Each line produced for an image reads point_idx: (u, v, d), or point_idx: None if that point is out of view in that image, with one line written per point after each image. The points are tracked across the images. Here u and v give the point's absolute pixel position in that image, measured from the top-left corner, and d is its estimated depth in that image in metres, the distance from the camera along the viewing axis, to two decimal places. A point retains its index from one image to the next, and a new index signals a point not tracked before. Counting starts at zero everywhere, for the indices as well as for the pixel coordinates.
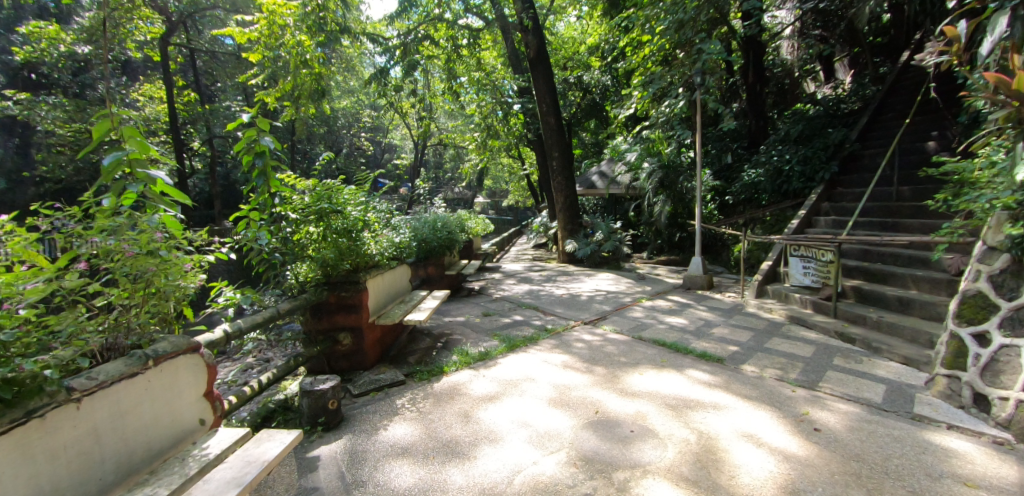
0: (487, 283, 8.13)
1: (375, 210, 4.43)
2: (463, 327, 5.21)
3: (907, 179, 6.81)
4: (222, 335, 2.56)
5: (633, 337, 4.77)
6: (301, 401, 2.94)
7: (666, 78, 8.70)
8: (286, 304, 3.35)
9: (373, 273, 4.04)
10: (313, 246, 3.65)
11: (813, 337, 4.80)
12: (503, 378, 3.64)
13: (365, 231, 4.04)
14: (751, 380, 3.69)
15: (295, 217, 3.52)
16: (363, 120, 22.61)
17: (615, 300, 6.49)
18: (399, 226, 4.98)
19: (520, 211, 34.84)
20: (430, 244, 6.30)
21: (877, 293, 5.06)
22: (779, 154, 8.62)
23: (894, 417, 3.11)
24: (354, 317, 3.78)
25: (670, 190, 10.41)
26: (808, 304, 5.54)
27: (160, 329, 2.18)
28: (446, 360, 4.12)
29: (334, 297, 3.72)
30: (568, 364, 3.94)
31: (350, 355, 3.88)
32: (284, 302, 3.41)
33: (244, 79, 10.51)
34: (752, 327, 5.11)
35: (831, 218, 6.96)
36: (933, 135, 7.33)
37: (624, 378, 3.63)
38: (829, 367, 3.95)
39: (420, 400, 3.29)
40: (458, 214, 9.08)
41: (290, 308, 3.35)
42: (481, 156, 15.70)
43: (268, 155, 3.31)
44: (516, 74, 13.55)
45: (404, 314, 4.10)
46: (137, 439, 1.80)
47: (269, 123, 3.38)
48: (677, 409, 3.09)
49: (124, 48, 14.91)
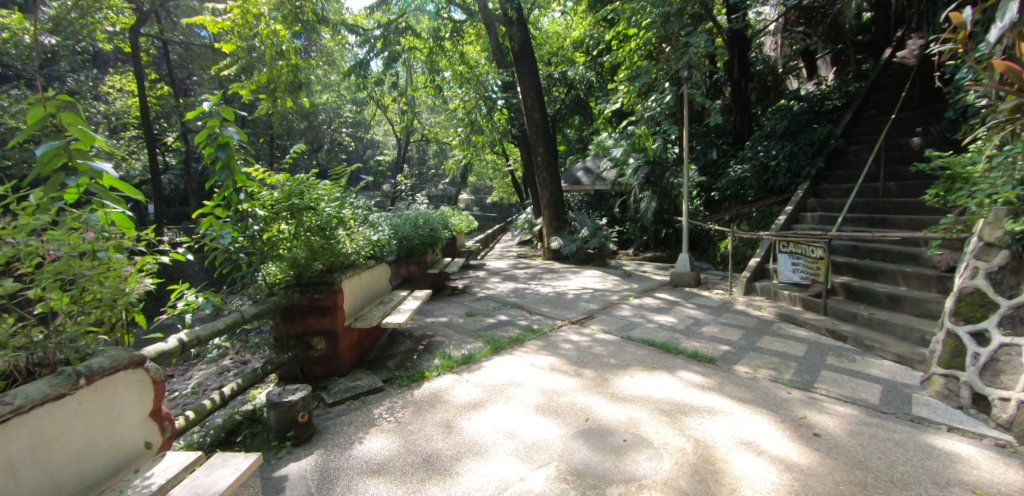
0: (471, 281, 7.93)
1: (352, 206, 4.19)
2: (446, 329, 4.99)
3: (893, 175, 6.79)
4: (176, 345, 2.32)
5: (622, 337, 4.62)
6: (268, 414, 2.72)
7: (652, 72, 8.55)
8: (253, 307, 3.11)
9: (350, 273, 3.80)
10: (283, 244, 3.42)
11: (804, 335, 4.71)
12: (487, 383, 3.45)
13: (340, 229, 3.80)
14: (744, 381, 3.56)
15: (262, 214, 3.31)
16: (345, 116, 22.16)
17: (602, 298, 6.34)
18: (378, 223, 4.75)
19: (505, 208, 34.62)
20: (411, 242, 6.07)
21: (867, 290, 5.00)
22: (766, 150, 8.56)
23: (893, 419, 3.01)
24: (329, 321, 3.55)
25: (656, 186, 10.30)
26: (797, 302, 5.45)
27: (105, 338, 1.99)
28: (427, 364, 3.90)
29: (307, 300, 3.48)
30: (555, 367, 3.77)
31: (324, 361, 3.64)
32: (251, 305, 3.16)
33: (216, 71, 10.05)
34: (742, 326, 5.00)
35: (818, 214, 6.91)
36: (918, 131, 7.32)
37: (614, 381, 3.47)
38: (823, 367, 3.85)
39: (399, 409, 3.07)
40: (441, 211, 8.86)
41: (257, 312, 3.10)
42: (465, 152, 15.45)
43: (231, 147, 3.10)
44: (499, 69, 13.32)
45: (383, 316, 3.88)
46: (66, 470, 1.59)
47: (235, 112, 3.16)
48: (671, 414, 2.94)
49: (92, 39, 14.29)
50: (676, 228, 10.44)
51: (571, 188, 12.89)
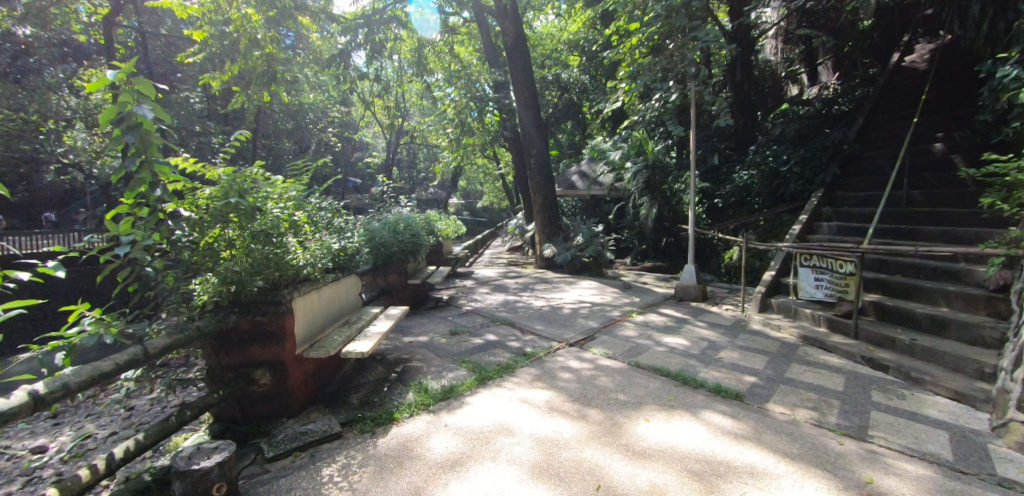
0: (457, 292, 7.23)
1: (310, 209, 3.51)
2: (425, 351, 4.31)
3: (916, 182, 6.29)
4: (21, 402, 1.68)
5: (629, 364, 3.98)
6: (173, 485, 2.04)
7: (657, 69, 7.96)
8: (165, 339, 2.40)
9: (308, 288, 3.12)
10: (219, 255, 2.75)
11: (837, 362, 4.10)
12: (469, 429, 2.79)
13: (291, 237, 3.11)
14: (783, 427, 2.95)
15: (189, 216, 2.64)
16: (332, 115, 21.43)
17: (602, 314, 5.70)
18: (348, 230, 4.06)
19: (494, 213, 33.89)
20: (390, 249, 5.45)
21: (903, 310, 4.43)
22: (775, 155, 8.02)
23: (978, 484, 2.42)
24: (276, 349, 2.87)
25: (656, 192, 9.70)
26: (821, 322, 4.87)
27: None
28: (399, 400, 3.22)
29: (247, 323, 2.81)
30: (554, 406, 3.11)
31: (268, 399, 2.94)
32: (164, 335, 2.44)
33: (183, 59, 9.19)
34: (763, 350, 4.38)
35: (835, 224, 6.37)
36: (939, 136, 6.84)
37: (627, 427, 2.83)
38: (869, 407, 3.25)
39: (357, 470, 2.40)
40: (426, 215, 8.18)
41: (167, 346, 2.38)
42: (454, 154, 14.78)
43: (145, 129, 2.44)
44: (492, 69, 12.65)
45: (344, 343, 3.16)
46: None
47: (156, 87, 2.53)
48: (705, 480, 2.30)
49: (64, 29, 13.46)
50: (677, 236, 9.79)
51: (565, 193, 12.27)
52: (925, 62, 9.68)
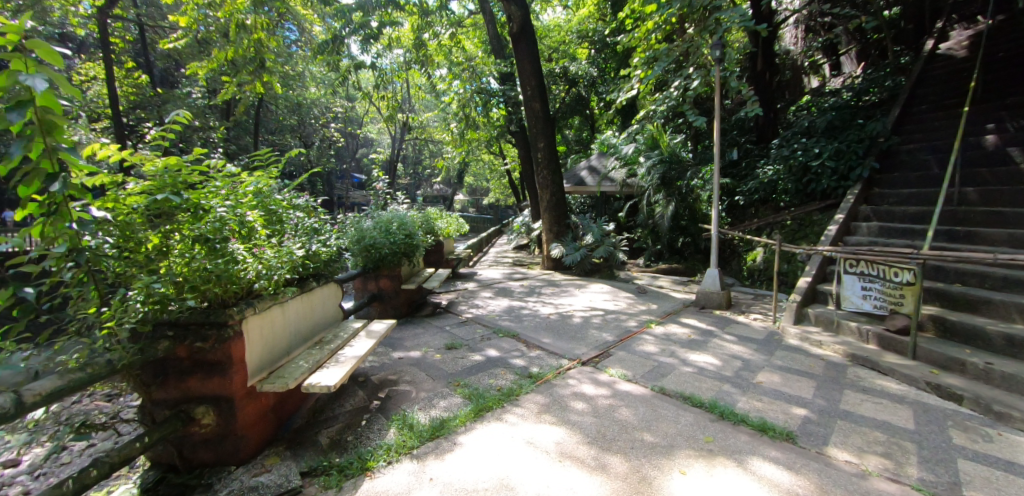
0: (457, 297, 6.65)
1: (275, 206, 2.95)
2: (415, 370, 3.75)
3: (968, 179, 5.65)
4: None
5: (651, 389, 3.40)
6: None
7: (676, 53, 7.29)
8: (50, 382, 1.82)
9: (265, 304, 2.57)
10: (149, 266, 2.22)
11: (897, 389, 3.50)
12: (462, 486, 2.23)
13: (242, 241, 2.55)
14: (853, 483, 2.37)
15: (104, 217, 2.04)
16: (335, 110, 20.94)
17: (617, 324, 5.12)
18: (325, 231, 3.47)
19: (501, 210, 33.36)
20: (381, 251, 4.90)
21: (971, 327, 3.82)
22: (805, 148, 7.35)
23: None
24: (221, 383, 2.33)
25: (672, 188, 9.06)
26: (870, 338, 4.25)
27: None
28: (378, 439, 2.66)
29: (184, 351, 2.29)
30: (566, 451, 2.52)
31: (214, 442, 2.38)
32: (54, 377, 1.85)
33: (167, 45, 8.62)
34: (807, 372, 3.77)
35: (876, 225, 5.72)
36: (990, 128, 6.18)
37: (659, 486, 2.26)
38: (954, 454, 2.66)
39: None
40: (425, 213, 7.60)
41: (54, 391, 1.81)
42: (459, 148, 14.18)
43: (39, 107, 1.83)
44: (498, 59, 12.04)
45: (309, 371, 2.59)
46: None
47: (58, 52, 1.91)
48: None
49: None
50: (694, 236, 9.15)
51: (574, 190, 11.60)
52: (963, 49, 8.91)
